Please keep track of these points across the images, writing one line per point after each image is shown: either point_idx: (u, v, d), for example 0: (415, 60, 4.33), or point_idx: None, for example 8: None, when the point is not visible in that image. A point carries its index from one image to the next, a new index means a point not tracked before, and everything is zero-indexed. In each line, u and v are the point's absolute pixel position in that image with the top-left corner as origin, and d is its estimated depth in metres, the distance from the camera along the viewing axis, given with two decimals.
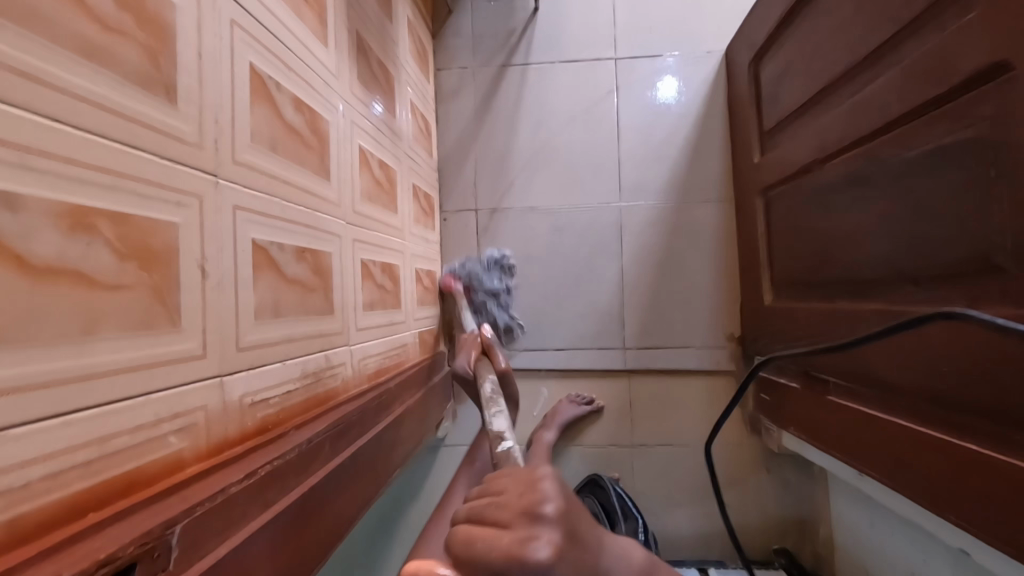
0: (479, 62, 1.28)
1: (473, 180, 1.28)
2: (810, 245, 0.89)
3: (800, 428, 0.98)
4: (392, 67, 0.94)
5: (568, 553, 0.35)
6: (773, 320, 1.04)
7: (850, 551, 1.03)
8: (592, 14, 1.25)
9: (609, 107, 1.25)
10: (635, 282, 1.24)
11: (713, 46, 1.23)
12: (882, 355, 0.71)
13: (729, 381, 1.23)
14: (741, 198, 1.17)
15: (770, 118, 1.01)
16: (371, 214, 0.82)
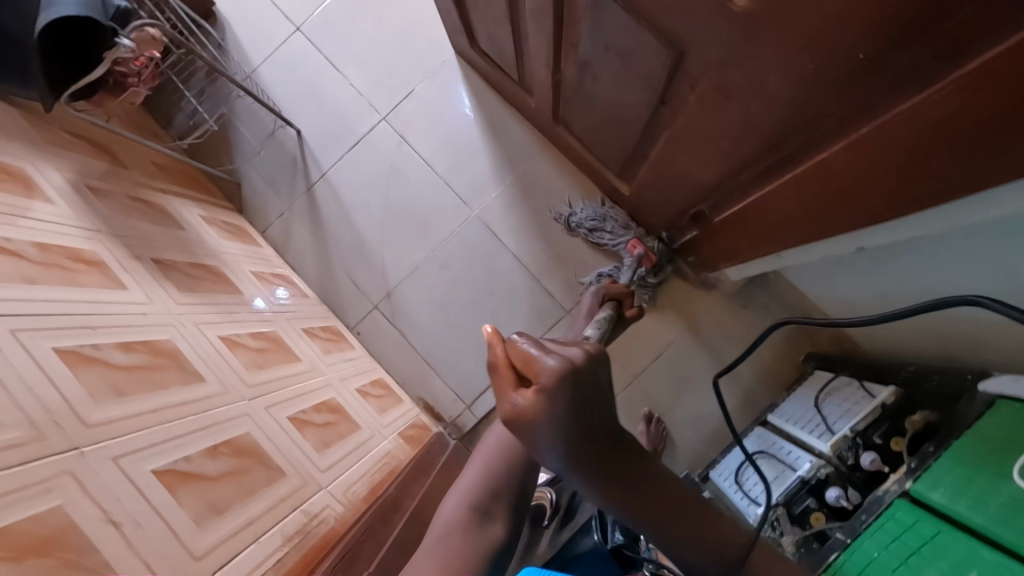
0: (289, 199, 1.36)
1: (356, 286, 1.34)
2: (605, 131, 0.99)
3: (724, 258, 1.06)
4: (210, 259, 1.01)
5: (551, 398, 0.45)
6: (640, 199, 1.12)
7: (846, 315, 1.09)
8: (340, 101, 1.37)
9: (408, 154, 1.35)
10: (533, 257, 1.32)
11: (443, 54, 1.35)
12: (698, 164, 0.79)
13: (662, 268, 1.29)
14: (551, 137, 1.27)
15: (512, 70, 1.13)
16: (272, 377, 0.86)
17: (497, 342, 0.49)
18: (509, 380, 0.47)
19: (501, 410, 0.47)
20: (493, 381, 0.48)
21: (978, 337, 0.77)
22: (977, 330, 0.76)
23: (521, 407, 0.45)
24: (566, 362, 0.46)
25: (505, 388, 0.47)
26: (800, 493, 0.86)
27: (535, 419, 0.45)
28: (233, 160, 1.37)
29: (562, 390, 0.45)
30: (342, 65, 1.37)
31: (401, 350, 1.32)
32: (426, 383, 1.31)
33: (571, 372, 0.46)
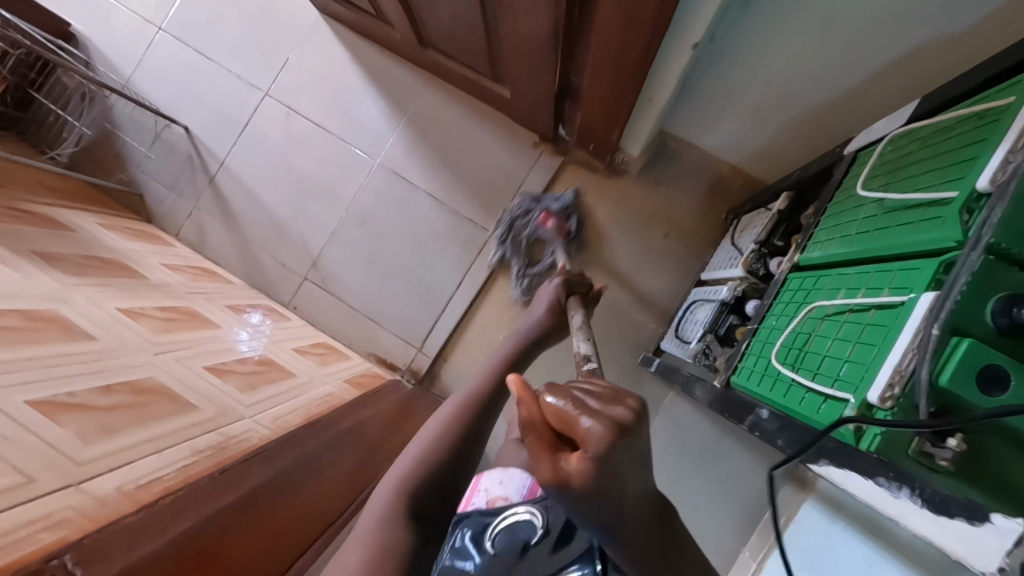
0: (194, 197, 1.35)
1: (281, 264, 1.34)
2: (460, 29, 0.99)
3: (610, 128, 1.08)
4: (106, 254, 1.00)
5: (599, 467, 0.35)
6: (521, 97, 1.13)
7: (745, 155, 1.11)
8: (219, 88, 1.36)
9: (299, 122, 1.34)
10: (444, 190, 1.31)
11: (307, 16, 1.34)
12: (534, 19, 0.80)
13: (572, 167, 1.30)
14: (430, 68, 1.27)
15: (367, 4, 1.13)
16: (183, 338, 0.86)
17: (532, 394, 0.39)
18: (547, 443, 0.37)
19: (538, 480, 0.36)
20: (525, 447, 0.37)
21: (846, 100, 0.81)
22: (844, 93, 0.80)
23: (564, 480, 0.35)
24: (611, 428, 0.36)
25: (539, 455, 0.36)
26: (722, 315, 0.88)
27: (589, 496, 0.35)
28: (127, 170, 1.36)
29: (615, 458, 0.35)
30: (212, 52, 1.36)
31: (341, 314, 1.32)
32: (375, 338, 1.31)
33: (614, 450, 0.35)
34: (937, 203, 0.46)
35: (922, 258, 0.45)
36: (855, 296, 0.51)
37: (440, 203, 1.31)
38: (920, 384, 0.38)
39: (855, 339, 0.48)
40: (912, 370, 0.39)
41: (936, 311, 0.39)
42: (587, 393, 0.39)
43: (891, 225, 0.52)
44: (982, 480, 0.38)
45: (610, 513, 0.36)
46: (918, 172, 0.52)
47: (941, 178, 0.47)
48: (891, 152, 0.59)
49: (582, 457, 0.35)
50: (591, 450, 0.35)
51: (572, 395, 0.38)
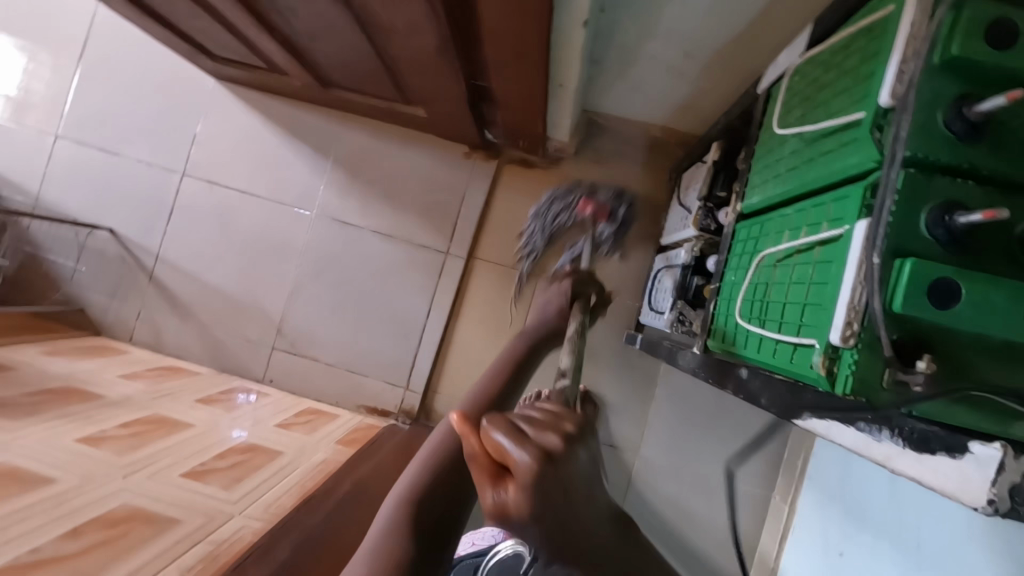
0: (138, 297, 1.30)
1: (246, 340, 1.29)
2: (356, 64, 0.97)
3: (533, 122, 1.07)
4: (54, 385, 0.95)
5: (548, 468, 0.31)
6: (438, 112, 1.11)
7: (672, 111, 1.10)
8: (135, 180, 1.31)
9: (225, 193, 1.30)
10: (389, 223, 1.28)
11: (205, 85, 1.30)
12: (422, 35, 0.77)
13: (508, 166, 1.28)
14: (341, 105, 1.24)
15: (258, 60, 1.09)
16: (153, 451, 0.81)
17: (477, 430, 0.34)
18: (489, 469, 0.32)
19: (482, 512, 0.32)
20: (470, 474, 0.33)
21: (748, 38, 0.81)
22: (744, 31, 0.80)
23: (503, 513, 0.31)
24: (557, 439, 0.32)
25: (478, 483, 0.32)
26: (687, 278, 0.87)
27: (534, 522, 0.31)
28: (61, 288, 1.30)
29: (542, 489, 0.31)
30: (117, 146, 1.31)
31: (319, 373, 1.28)
32: (360, 389, 1.27)
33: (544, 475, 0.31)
34: (850, 127, 0.46)
35: (850, 185, 0.45)
36: (799, 238, 0.50)
37: (389, 237, 1.28)
38: (875, 315, 0.37)
39: (808, 280, 0.47)
40: (865, 304, 0.38)
41: (872, 239, 0.38)
42: (529, 419, 0.34)
43: (814, 157, 0.51)
44: (966, 396, 0.37)
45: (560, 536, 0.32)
46: (826, 98, 0.51)
47: (849, 100, 0.47)
48: (798, 82, 0.58)
49: (522, 497, 0.31)
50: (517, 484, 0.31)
51: (513, 425, 0.33)
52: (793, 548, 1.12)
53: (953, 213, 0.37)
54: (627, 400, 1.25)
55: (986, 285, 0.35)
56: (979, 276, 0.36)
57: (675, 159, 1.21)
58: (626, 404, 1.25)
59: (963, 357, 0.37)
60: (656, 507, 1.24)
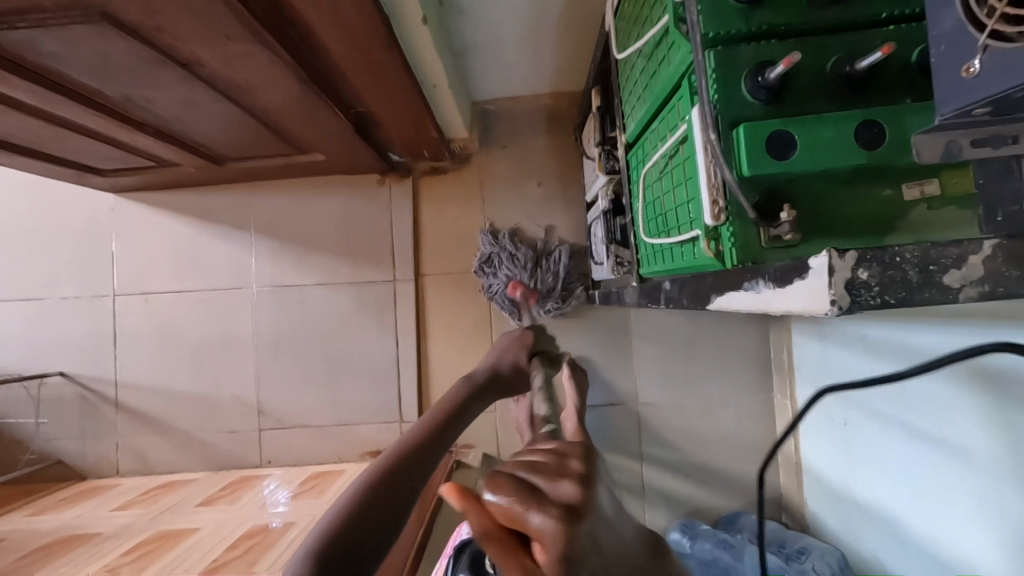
0: (108, 429, 1.27)
1: (231, 433, 1.27)
2: (237, 133, 0.98)
3: (425, 131, 1.09)
4: (46, 541, 0.92)
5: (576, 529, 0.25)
6: (335, 151, 1.12)
7: (554, 73, 1.13)
8: (68, 316, 1.28)
9: (161, 299, 1.28)
10: (329, 271, 1.28)
11: (105, 203, 1.29)
12: (281, 83, 0.78)
13: (423, 179, 1.30)
14: (242, 177, 1.24)
15: (144, 162, 1.09)
16: (161, 567, 0.80)
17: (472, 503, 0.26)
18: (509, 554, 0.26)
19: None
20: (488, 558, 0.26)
21: None
22: None
23: None
24: (565, 513, 0.25)
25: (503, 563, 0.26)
26: (611, 222, 0.89)
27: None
28: (30, 448, 1.26)
29: (579, 551, 0.25)
30: (38, 291, 1.28)
31: (313, 438, 1.26)
32: (356, 438, 1.26)
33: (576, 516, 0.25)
34: (668, 30, 0.48)
35: (683, 81, 0.47)
36: (664, 144, 0.53)
37: (334, 285, 1.28)
38: (731, 186, 0.40)
39: (682, 180, 0.50)
40: (721, 180, 0.40)
41: (705, 120, 0.41)
42: (535, 467, 0.28)
43: (654, 68, 0.54)
44: (833, 230, 0.40)
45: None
46: (647, 12, 0.54)
47: (660, 4, 0.49)
48: (625, 7, 0.61)
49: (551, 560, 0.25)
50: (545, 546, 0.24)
51: (517, 480, 0.26)
52: (807, 436, 1.17)
53: (765, 72, 0.39)
54: (611, 356, 1.28)
55: (813, 125, 0.38)
56: (804, 119, 0.38)
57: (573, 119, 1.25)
58: (610, 360, 1.28)
59: (820, 196, 0.40)
60: (674, 443, 1.27)
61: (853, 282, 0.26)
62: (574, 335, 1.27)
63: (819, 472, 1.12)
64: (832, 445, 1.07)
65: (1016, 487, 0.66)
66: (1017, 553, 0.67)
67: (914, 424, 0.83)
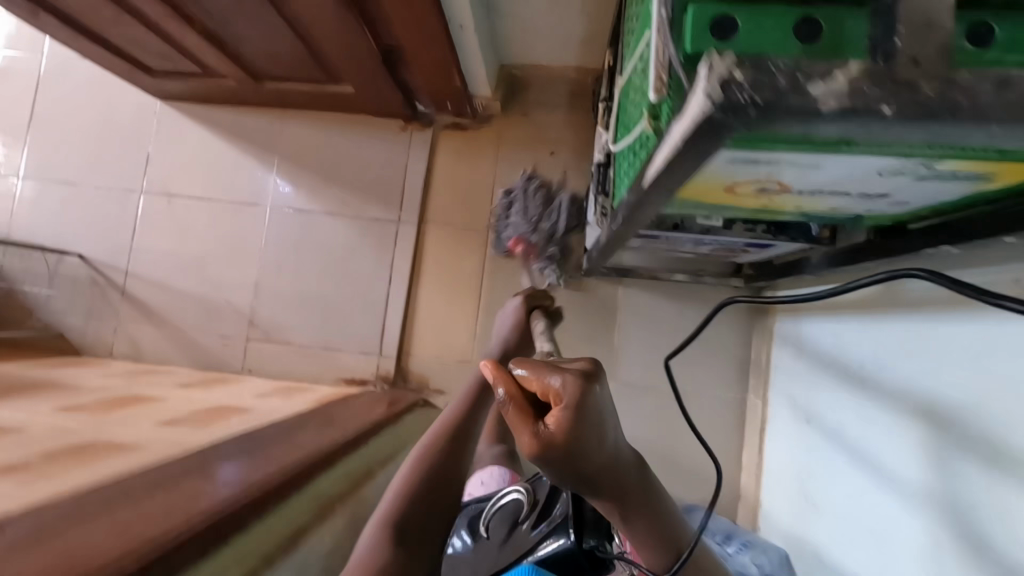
0: (111, 313, 1.35)
1: (221, 337, 1.33)
2: (276, 47, 1.06)
3: (449, 79, 1.16)
4: (31, 382, 0.99)
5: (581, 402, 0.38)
6: (364, 85, 1.20)
7: (580, 45, 1.19)
8: (96, 204, 1.37)
9: (182, 203, 1.37)
10: (340, 203, 1.35)
11: (151, 107, 1.39)
12: None
13: (444, 131, 1.36)
14: (278, 101, 1.32)
15: (191, 66, 1.18)
16: (125, 414, 0.86)
17: (502, 379, 0.41)
18: (524, 411, 0.39)
19: (526, 454, 0.38)
20: (509, 416, 0.39)
21: None
22: None
23: (546, 440, 0.37)
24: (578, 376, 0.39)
25: (518, 427, 0.39)
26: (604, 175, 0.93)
27: (573, 446, 0.38)
28: (37, 317, 1.35)
29: (586, 406, 0.38)
30: (76, 177, 1.38)
31: (295, 355, 1.31)
32: (335, 364, 1.31)
33: (586, 393, 0.38)
34: None
35: None
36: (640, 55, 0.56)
37: (342, 216, 1.34)
38: (674, 61, 0.43)
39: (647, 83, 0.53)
40: (668, 58, 0.44)
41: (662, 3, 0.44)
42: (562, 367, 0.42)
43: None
44: None
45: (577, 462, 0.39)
46: None
47: None
48: None
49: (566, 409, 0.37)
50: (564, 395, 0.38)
51: (537, 368, 0.40)
52: (773, 437, 1.16)
53: None
54: (592, 328, 1.30)
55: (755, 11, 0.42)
56: None
57: (594, 96, 1.30)
58: (592, 334, 1.30)
59: None
60: (640, 425, 1.27)
61: (727, 78, 0.30)
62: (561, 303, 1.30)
63: (779, 474, 1.11)
64: (794, 443, 1.06)
65: (955, 466, 0.65)
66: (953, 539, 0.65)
67: (870, 413, 0.83)
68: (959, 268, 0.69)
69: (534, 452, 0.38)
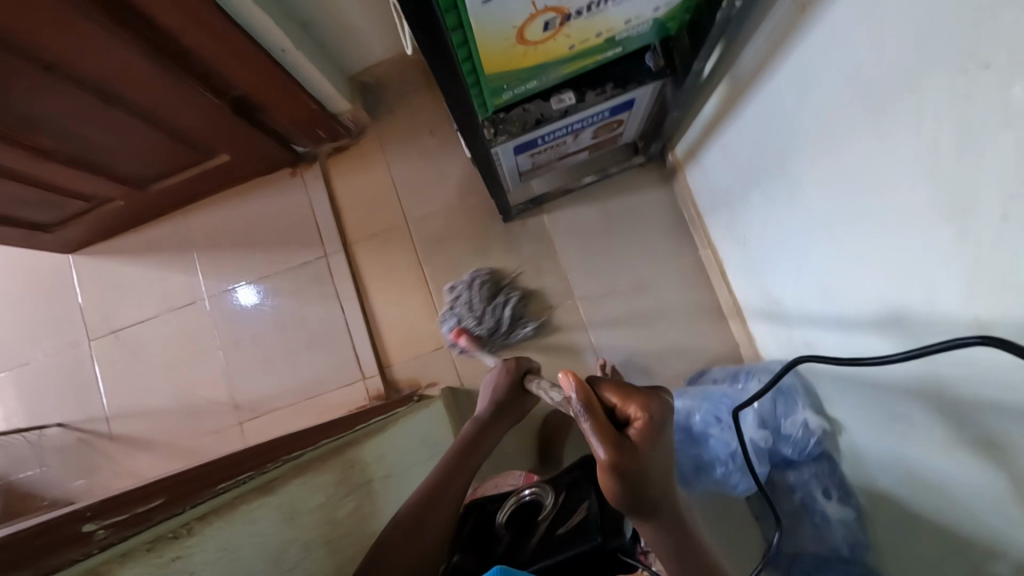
0: (109, 459, 1.37)
1: (216, 432, 1.35)
2: (139, 144, 1.13)
3: (304, 107, 1.23)
4: None
5: (646, 425, 0.49)
6: (236, 148, 1.26)
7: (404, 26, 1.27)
8: (54, 369, 1.41)
9: (130, 331, 1.41)
10: (268, 263, 1.40)
11: (68, 263, 1.45)
12: (129, 60, 0.93)
13: (330, 159, 1.42)
14: (173, 201, 1.39)
15: (79, 203, 1.25)
16: None
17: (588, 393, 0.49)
18: (607, 429, 0.48)
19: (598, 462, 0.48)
20: (588, 426, 0.49)
21: None
22: None
23: (619, 459, 0.47)
24: (653, 417, 0.50)
25: (602, 439, 0.48)
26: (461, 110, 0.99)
27: (639, 472, 0.48)
28: (45, 495, 1.36)
29: (656, 435, 0.49)
30: (28, 355, 1.42)
31: (288, 416, 1.34)
32: (327, 405, 1.33)
33: (661, 420, 0.50)
34: None
35: None
36: None
37: (275, 274, 1.39)
38: None
39: None
40: None
41: None
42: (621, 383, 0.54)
43: None
44: None
45: (641, 498, 0.50)
46: None
47: None
48: None
49: (641, 434, 0.49)
50: (644, 423, 0.49)
51: (613, 384, 0.53)
52: (734, 274, 1.20)
53: None
54: (538, 263, 1.34)
55: None
56: None
57: None
58: (540, 267, 1.34)
59: None
60: (620, 326, 1.30)
61: None
62: (501, 254, 1.35)
63: (753, 301, 1.15)
64: (748, 267, 1.11)
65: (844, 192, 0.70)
66: (868, 265, 0.71)
67: (776, 198, 0.88)
68: (762, 28, 0.75)
69: (608, 463, 0.48)
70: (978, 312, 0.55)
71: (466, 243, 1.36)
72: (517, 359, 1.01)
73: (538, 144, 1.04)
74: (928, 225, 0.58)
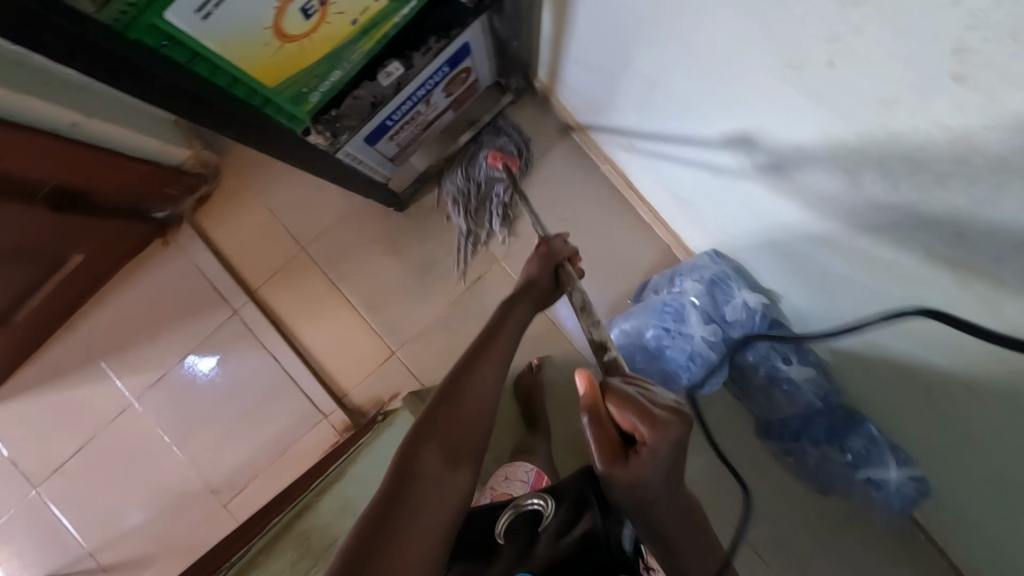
0: None
1: (203, 524, 1.29)
2: None
3: (137, 173, 1.11)
4: None
5: (661, 442, 0.55)
6: (87, 243, 1.14)
7: None
8: (11, 530, 1.32)
9: (73, 462, 1.32)
10: (181, 342, 1.30)
11: None
12: None
13: (198, 214, 1.30)
14: (53, 319, 1.27)
15: None
16: None
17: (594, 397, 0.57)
18: (610, 441, 0.55)
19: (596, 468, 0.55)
20: (588, 426, 0.56)
21: None
22: None
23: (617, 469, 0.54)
24: (674, 436, 0.55)
25: (601, 444, 0.55)
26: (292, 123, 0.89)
27: (643, 490, 0.55)
28: None
29: (667, 456, 0.55)
30: None
31: (268, 480, 1.28)
32: (301, 456, 1.28)
33: (669, 444, 0.55)
34: None
35: None
36: None
37: (193, 349, 1.30)
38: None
39: None
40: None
41: None
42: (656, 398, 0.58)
43: None
44: None
45: (643, 510, 0.57)
46: None
47: None
48: None
49: (653, 453, 0.54)
50: (654, 441, 0.54)
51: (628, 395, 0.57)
52: (639, 181, 1.17)
53: None
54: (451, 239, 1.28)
55: None
56: None
57: None
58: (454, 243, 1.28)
59: None
60: None
61: None
62: (410, 244, 1.28)
63: (664, 202, 1.12)
64: (646, 171, 1.07)
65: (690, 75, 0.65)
66: (742, 141, 0.67)
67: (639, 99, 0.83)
68: None
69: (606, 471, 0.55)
70: (846, 153, 0.53)
71: (371, 246, 1.29)
72: (549, 240, 0.85)
73: (390, 127, 0.96)
74: (775, 87, 0.54)
